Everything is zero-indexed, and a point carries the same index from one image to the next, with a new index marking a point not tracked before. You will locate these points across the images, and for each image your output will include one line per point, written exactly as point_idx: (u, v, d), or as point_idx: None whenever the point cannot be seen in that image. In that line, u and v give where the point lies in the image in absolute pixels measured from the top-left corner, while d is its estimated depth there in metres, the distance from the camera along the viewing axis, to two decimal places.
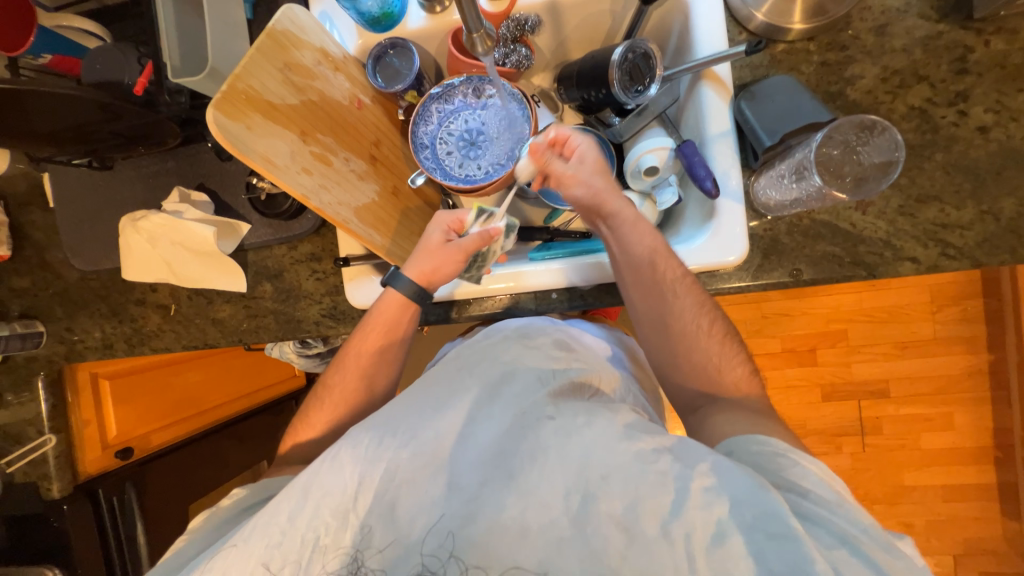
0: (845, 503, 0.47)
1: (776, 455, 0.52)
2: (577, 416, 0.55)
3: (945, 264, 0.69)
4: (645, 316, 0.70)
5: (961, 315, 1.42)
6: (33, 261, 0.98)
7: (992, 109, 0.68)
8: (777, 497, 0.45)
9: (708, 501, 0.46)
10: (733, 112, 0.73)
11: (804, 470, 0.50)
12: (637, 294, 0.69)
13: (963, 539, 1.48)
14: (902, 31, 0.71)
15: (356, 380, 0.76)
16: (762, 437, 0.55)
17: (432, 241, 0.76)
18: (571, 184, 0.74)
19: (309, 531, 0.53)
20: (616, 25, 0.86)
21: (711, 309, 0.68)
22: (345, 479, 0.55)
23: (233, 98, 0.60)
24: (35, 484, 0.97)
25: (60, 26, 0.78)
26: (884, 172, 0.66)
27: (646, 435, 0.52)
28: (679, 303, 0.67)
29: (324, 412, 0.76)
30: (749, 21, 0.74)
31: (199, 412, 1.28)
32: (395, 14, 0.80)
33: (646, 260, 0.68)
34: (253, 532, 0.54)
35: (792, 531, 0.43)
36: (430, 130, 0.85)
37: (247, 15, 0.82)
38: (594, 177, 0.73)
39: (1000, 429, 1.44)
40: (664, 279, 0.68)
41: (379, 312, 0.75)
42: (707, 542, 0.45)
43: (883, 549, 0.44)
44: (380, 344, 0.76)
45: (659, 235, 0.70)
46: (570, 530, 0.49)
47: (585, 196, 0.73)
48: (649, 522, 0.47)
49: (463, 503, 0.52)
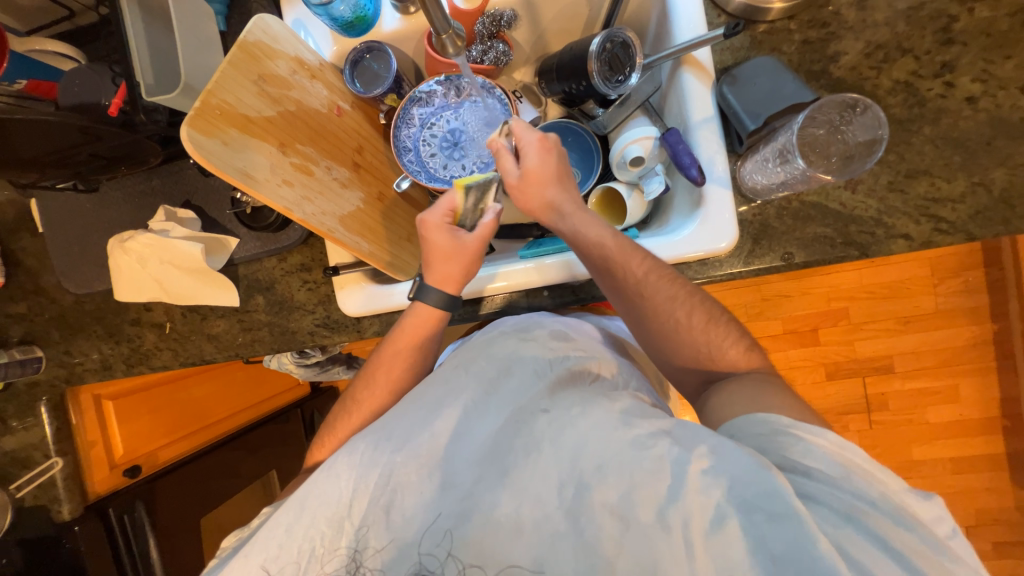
0: (851, 477, 0.46)
1: (775, 434, 0.51)
2: (572, 406, 0.54)
3: (939, 239, 0.68)
4: (624, 313, 0.69)
5: (963, 285, 1.41)
6: (25, 286, 0.98)
7: (979, 78, 0.67)
8: (778, 477, 0.44)
9: (707, 485, 0.45)
10: (716, 97, 0.72)
11: (808, 446, 0.48)
12: (610, 297, 0.69)
13: (975, 510, 1.47)
14: (884, 4, 0.70)
15: (383, 396, 0.74)
16: (763, 416, 0.53)
17: (441, 246, 0.73)
18: (518, 195, 0.71)
19: (307, 541, 0.54)
20: (594, 15, 0.84)
21: (688, 297, 0.66)
22: (341, 487, 0.54)
23: (206, 114, 0.59)
24: (45, 506, 0.98)
25: (33, 51, 0.77)
26: (870, 151, 0.66)
27: (642, 420, 0.52)
28: (651, 303, 0.66)
29: (351, 426, 0.74)
30: (727, 3, 0.73)
31: (205, 425, 1.30)
32: (368, 17, 0.79)
33: (600, 267, 0.67)
34: (253, 546, 0.54)
35: (793, 511, 0.42)
36: (412, 133, 0.84)
37: (220, 28, 0.82)
38: (538, 186, 0.70)
39: (1006, 398, 1.43)
40: (623, 283, 0.66)
41: (412, 322, 0.74)
42: (705, 527, 0.44)
43: (892, 522, 0.43)
44: (409, 358, 0.75)
45: (614, 236, 0.67)
46: (566, 523, 0.48)
47: (529, 206, 0.72)
48: (644, 509, 0.47)
49: (457, 502, 0.52)
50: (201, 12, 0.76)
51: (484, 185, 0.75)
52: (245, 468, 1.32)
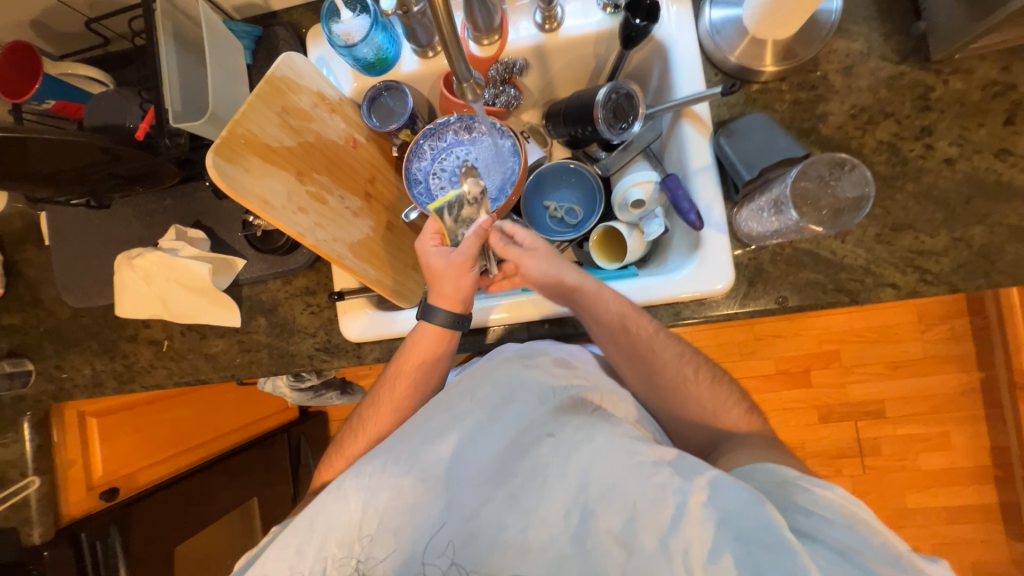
0: (855, 526, 0.46)
1: (784, 483, 0.52)
2: (577, 431, 0.55)
3: (924, 289, 0.71)
4: (635, 375, 0.71)
5: (949, 333, 1.44)
6: (24, 298, 0.97)
7: (956, 142, 0.72)
8: (772, 510, 0.45)
9: (707, 515, 0.46)
10: (713, 148, 0.77)
11: (812, 496, 0.49)
12: (621, 360, 0.71)
13: (970, 562, 1.45)
14: (866, 71, 0.76)
15: (389, 414, 0.75)
16: (773, 466, 0.55)
17: (433, 265, 0.74)
18: (528, 266, 0.74)
19: (318, 563, 0.53)
20: (599, 67, 0.90)
21: (692, 356, 0.70)
22: (350, 509, 0.54)
23: (232, 143, 0.62)
24: (14, 529, 0.93)
25: (66, 74, 0.82)
26: (857, 208, 0.70)
27: (648, 446, 0.52)
28: (661, 359, 0.69)
29: (359, 445, 0.74)
30: (723, 64, 0.79)
31: (190, 447, 1.26)
32: (389, 59, 0.84)
33: (617, 324, 0.69)
34: (261, 564, 0.53)
35: (787, 542, 0.42)
36: (423, 166, 0.88)
37: (247, 61, 0.87)
38: (547, 258, 0.74)
39: (997, 447, 1.44)
40: (640, 339, 0.68)
41: (418, 345, 0.74)
42: (706, 557, 0.44)
43: (892, 566, 0.44)
44: (414, 377, 0.75)
45: (624, 297, 0.71)
46: (571, 547, 0.48)
47: (541, 278, 0.73)
48: (647, 536, 0.47)
49: (462, 521, 0.51)
50: (230, 47, 0.81)
51: (460, 205, 0.76)
52: (226, 494, 1.28)
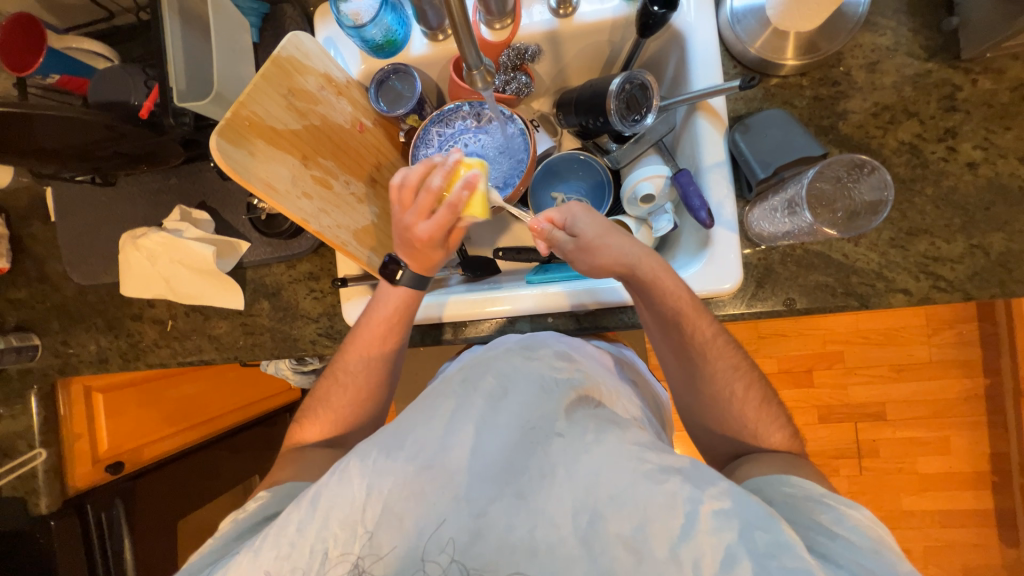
0: (882, 551, 0.47)
1: (807, 499, 0.53)
2: (586, 432, 0.55)
3: (937, 296, 0.70)
4: (678, 373, 0.72)
5: (956, 338, 1.42)
6: (31, 273, 0.98)
7: (980, 145, 0.70)
8: (787, 530, 0.47)
9: (718, 526, 0.46)
10: (728, 144, 0.75)
11: (839, 516, 0.50)
12: (669, 353, 0.71)
13: (961, 565, 1.47)
14: (892, 68, 0.73)
15: (369, 367, 0.76)
16: (796, 481, 0.56)
17: None
18: (576, 260, 0.69)
19: (319, 542, 0.52)
20: (614, 54, 0.87)
21: (745, 370, 0.69)
22: (354, 491, 0.53)
23: (236, 125, 0.62)
24: (23, 498, 0.96)
25: (70, 48, 0.80)
26: (875, 211, 0.68)
27: (655, 454, 0.52)
28: (711, 364, 0.68)
29: (347, 397, 0.77)
30: (743, 56, 0.76)
31: (194, 424, 1.29)
32: (398, 41, 0.82)
33: (673, 320, 0.67)
34: (264, 542, 0.53)
35: (803, 564, 0.44)
36: (430, 154, 0.85)
37: (254, 39, 0.85)
38: (598, 249, 0.67)
39: (996, 454, 1.43)
40: (693, 340, 0.68)
41: (379, 308, 0.75)
42: (716, 568, 0.45)
43: None
44: (387, 328, 0.75)
45: (687, 289, 0.67)
46: (579, 549, 0.48)
47: (593, 271, 0.69)
48: (657, 544, 0.47)
49: (470, 518, 0.51)
50: (236, 25, 0.79)
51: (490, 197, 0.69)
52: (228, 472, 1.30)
